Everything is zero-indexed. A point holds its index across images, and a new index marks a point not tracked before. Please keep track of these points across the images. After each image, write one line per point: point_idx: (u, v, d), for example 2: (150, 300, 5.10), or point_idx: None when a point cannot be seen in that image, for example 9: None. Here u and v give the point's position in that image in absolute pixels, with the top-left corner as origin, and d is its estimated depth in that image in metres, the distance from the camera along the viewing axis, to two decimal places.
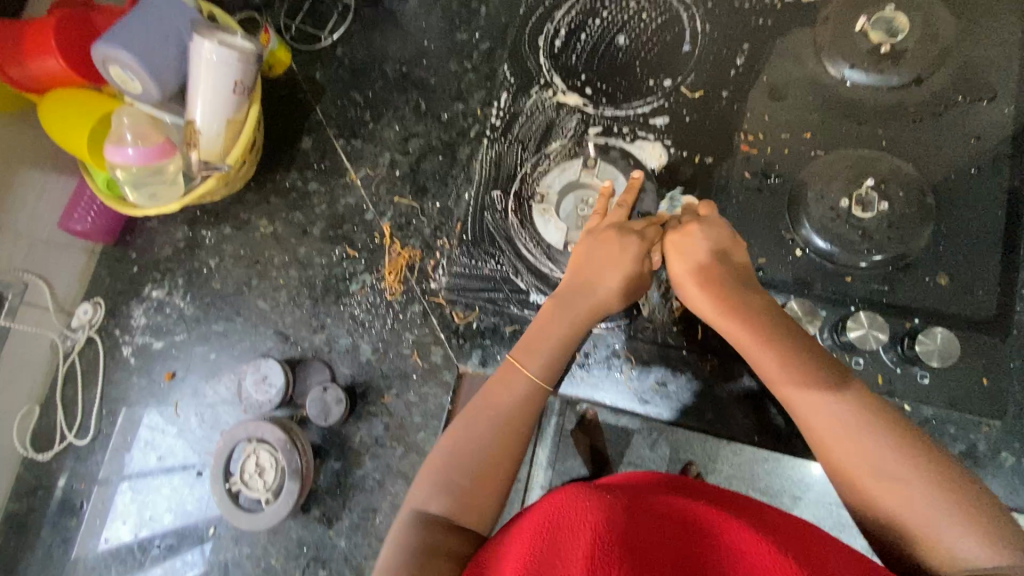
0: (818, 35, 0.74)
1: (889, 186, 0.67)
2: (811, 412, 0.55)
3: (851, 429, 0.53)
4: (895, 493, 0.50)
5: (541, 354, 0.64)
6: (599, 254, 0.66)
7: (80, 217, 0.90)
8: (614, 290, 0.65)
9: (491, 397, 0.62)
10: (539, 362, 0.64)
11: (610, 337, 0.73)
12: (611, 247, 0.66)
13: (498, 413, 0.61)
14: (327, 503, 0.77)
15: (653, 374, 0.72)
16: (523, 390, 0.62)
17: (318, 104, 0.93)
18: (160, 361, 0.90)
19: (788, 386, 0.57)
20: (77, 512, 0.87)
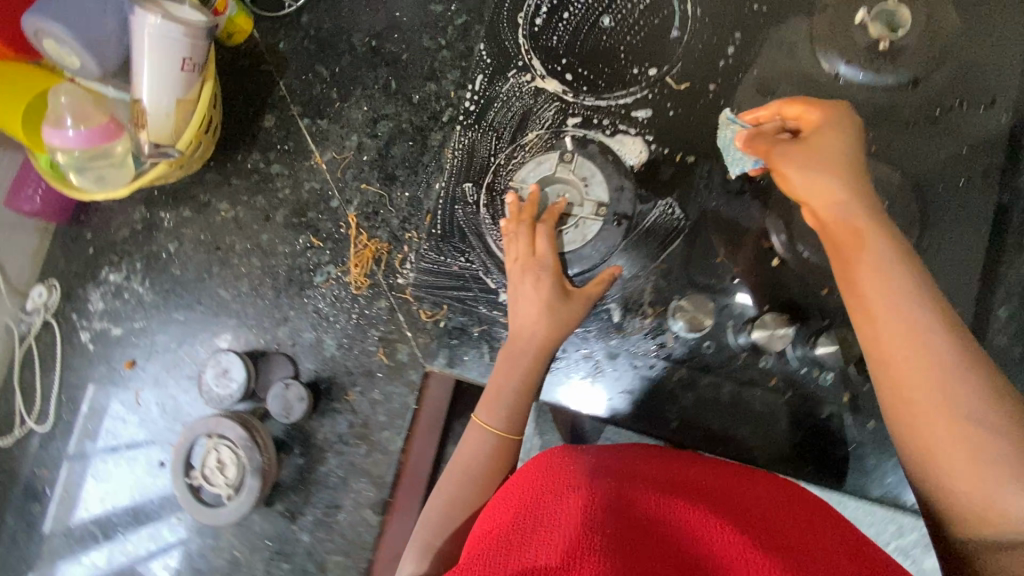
0: (814, 27, 0.69)
1: (874, 196, 0.64)
2: (883, 332, 0.48)
3: (919, 353, 0.46)
4: (954, 429, 0.44)
5: (497, 408, 0.65)
6: (535, 300, 0.67)
7: (28, 195, 0.85)
8: (548, 334, 0.66)
9: (459, 457, 0.65)
10: (499, 416, 0.66)
11: (580, 339, 0.70)
12: (541, 289, 0.67)
13: (467, 472, 0.64)
14: (291, 498, 0.77)
15: (659, 378, 0.68)
16: (487, 445, 0.65)
17: (282, 78, 0.87)
18: (120, 348, 0.87)
19: (877, 303, 0.48)
20: (40, 497, 0.86)
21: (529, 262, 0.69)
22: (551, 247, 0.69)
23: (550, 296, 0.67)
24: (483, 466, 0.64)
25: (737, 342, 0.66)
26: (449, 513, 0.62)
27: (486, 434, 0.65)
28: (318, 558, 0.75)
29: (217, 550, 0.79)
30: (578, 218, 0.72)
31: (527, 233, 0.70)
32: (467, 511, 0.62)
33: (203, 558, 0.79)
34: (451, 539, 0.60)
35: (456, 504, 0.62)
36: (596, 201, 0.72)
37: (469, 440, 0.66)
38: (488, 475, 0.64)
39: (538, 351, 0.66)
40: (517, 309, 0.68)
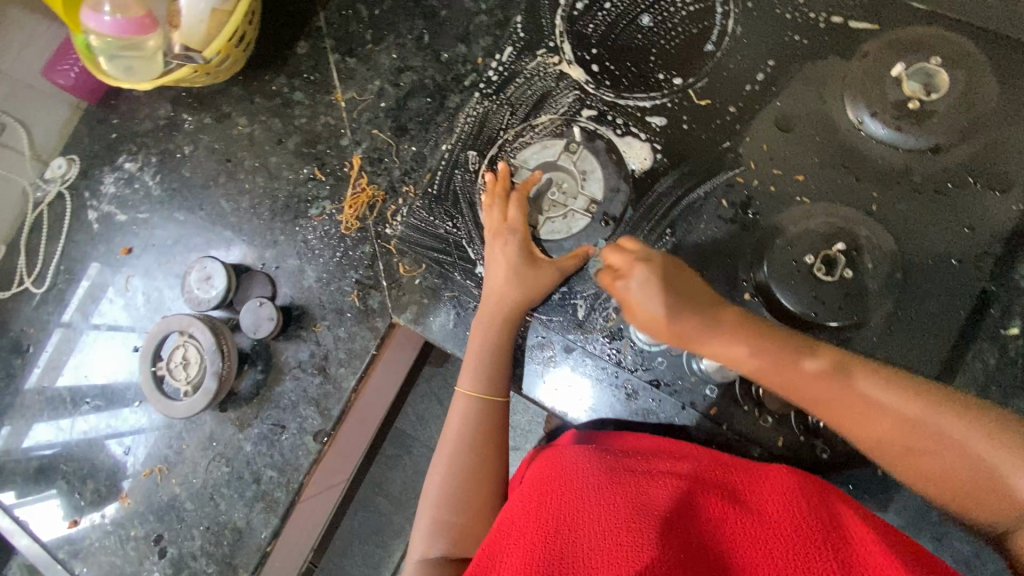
0: (849, 71, 0.67)
1: (861, 255, 0.64)
2: (822, 389, 0.54)
3: (843, 405, 0.53)
4: (922, 450, 0.49)
5: (476, 374, 0.70)
6: (504, 264, 0.71)
7: (65, 70, 0.91)
8: (517, 297, 0.70)
9: (448, 429, 0.70)
10: (470, 375, 0.71)
11: (543, 325, 0.72)
12: (511, 254, 0.71)
13: (452, 442, 0.69)
14: (243, 408, 0.81)
15: (628, 380, 0.69)
16: (467, 412, 0.70)
17: (323, 9, 0.88)
18: (121, 234, 0.92)
19: (781, 381, 0.56)
20: (24, 353, 0.92)
21: (501, 229, 0.73)
22: (523, 216, 0.73)
23: (521, 261, 0.71)
24: (468, 433, 0.69)
25: (689, 367, 0.67)
26: (450, 482, 0.66)
27: (470, 401, 0.70)
28: (254, 469, 0.80)
29: (167, 439, 0.84)
30: (568, 209, 0.73)
31: (499, 205, 0.74)
32: (464, 478, 0.66)
33: (154, 444, 0.84)
34: (455, 512, 0.65)
35: (452, 474, 0.67)
36: (589, 197, 0.72)
37: (456, 411, 0.71)
38: (474, 442, 0.68)
39: (506, 314, 0.71)
40: (489, 275, 0.72)
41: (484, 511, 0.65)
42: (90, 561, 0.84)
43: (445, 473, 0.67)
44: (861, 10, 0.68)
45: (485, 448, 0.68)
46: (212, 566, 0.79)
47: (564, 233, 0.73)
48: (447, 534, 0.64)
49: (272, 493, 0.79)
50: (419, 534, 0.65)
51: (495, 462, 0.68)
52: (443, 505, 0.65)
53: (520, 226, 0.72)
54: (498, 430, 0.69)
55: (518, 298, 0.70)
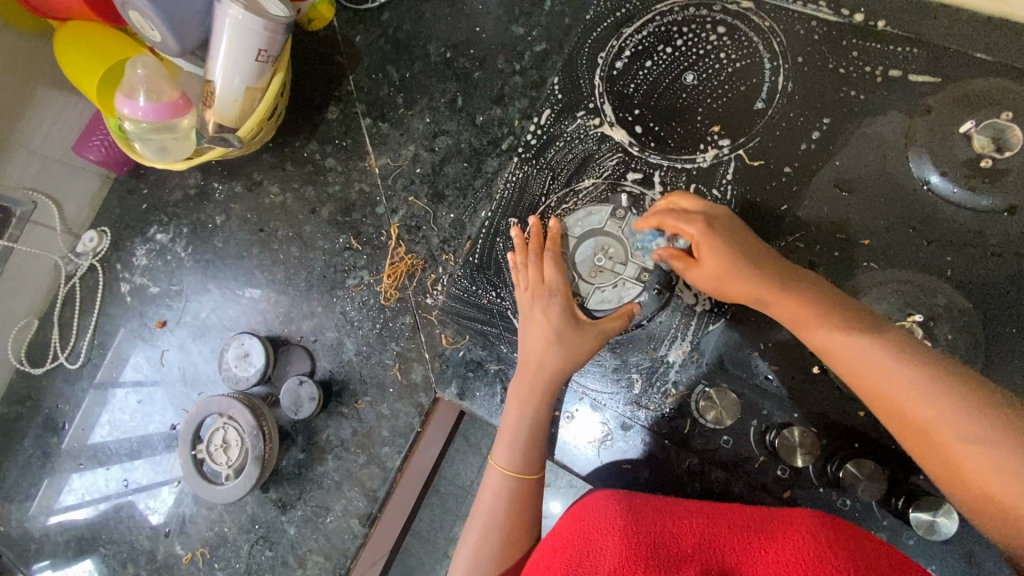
0: (913, 128, 0.64)
1: (938, 325, 0.61)
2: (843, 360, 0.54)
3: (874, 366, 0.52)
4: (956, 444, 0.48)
5: (512, 449, 0.66)
6: (545, 327, 0.67)
7: (94, 145, 0.89)
8: (558, 363, 0.65)
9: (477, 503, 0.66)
10: (509, 452, 0.66)
11: (599, 387, 0.69)
12: (550, 317, 0.67)
13: (479, 518, 0.65)
14: (285, 488, 0.78)
15: (691, 457, 0.66)
16: (499, 486, 0.65)
17: (352, 73, 0.86)
18: (155, 306, 0.90)
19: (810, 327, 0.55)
20: (59, 431, 0.91)
21: (540, 289, 0.69)
22: (562, 276, 0.69)
23: (563, 324, 0.67)
24: (499, 513, 0.64)
25: (758, 444, 0.64)
26: (474, 568, 0.63)
27: (504, 478, 0.65)
28: (299, 553, 0.77)
29: (208, 521, 0.81)
30: (619, 277, 0.70)
31: (535, 262, 0.70)
32: (490, 563, 0.63)
33: (194, 525, 0.82)
34: None
35: (476, 560, 0.63)
36: (641, 264, 0.69)
37: (488, 486, 0.66)
38: (507, 525, 0.64)
39: (548, 384, 0.66)
40: (526, 339, 0.68)
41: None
42: None
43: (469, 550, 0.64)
44: (920, 63, 0.65)
45: (513, 530, 0.64)
46: None
47: (613, 298, 0.70)
48: None
49: None
50: None
51: (523, 545, 0.64)
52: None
53: (560, 284, 0.68)
54: (527, 510, 0.65)
55: (560, 367, 0.66)
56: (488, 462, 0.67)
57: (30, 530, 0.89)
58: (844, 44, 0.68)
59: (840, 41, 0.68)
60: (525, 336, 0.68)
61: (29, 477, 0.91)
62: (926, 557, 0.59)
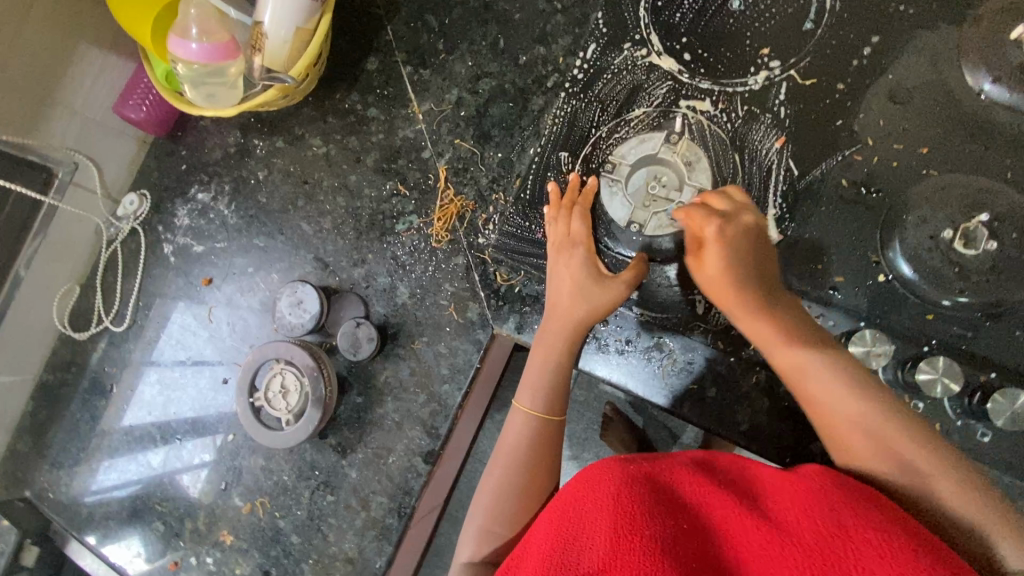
0: (964, 39, 0.65)
1: (1002, 225, 0.61)
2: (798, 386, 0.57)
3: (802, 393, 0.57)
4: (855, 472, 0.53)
5: (535, 390, 0.66)
6: (571, 275, 0.68)
7: (135, 104, 0.88)
8: (585, 312, 0.67)
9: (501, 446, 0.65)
10: (538, 394, 0.66)
11: (653, 327, 0.70)
12: (574, 268, 0.69)
13: (504, 459, 0.64)
14: (344, 433, 0.78)
15: (757, 373, 0.67)
16: (523, 428, 0.65)
17: (390, 23, 0.86)
18: (199, 265, 0.90)
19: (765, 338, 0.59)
20: (107, 394, 0.91)
21: (566, 243, 0.70)
22: (586, 230, 0.71)
23: (586, 275, 0.68)
24: (524, 450, 0.64)
25: None
26: (501, 499, 0.61)
27: (528, 417, 0.65)
28: (362, 496, 0.77)
29: (266, 471, 0.81)
30: (674, 203, 0.71)
31: (564, 217, 0.72)
32: (516, 498, 0.61)
33: (252, 477, 0.82)
34: (503, 525, 0.61)
35: (502, 494, 0.62)
36: (697, 187, 0.70)
37: (511, 427, 0.66)
38: (535, 457, 0.63)
39: (580, 327, 0.67)
40: (554, 288, 0.69)
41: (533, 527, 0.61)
42: None
43: (496, 487, 0.62)
44: None
45: (540, 465, 0.63)
46: None
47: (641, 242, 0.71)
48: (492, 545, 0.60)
49: (384, 519, 0.76)
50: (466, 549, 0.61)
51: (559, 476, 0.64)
52: (492, 517, 0.61)
53: (584, 238, 0.70)
54: (553, 448, 0.64)
55: (585, 315, 0.67)
56: (511, 406, 0.67)
57: (81, 494, 0.89)
58: None
59: None
60: (553, 287, 0.69)
61: (78, 441, 0.90)
62: (1000, 454, 0.60)
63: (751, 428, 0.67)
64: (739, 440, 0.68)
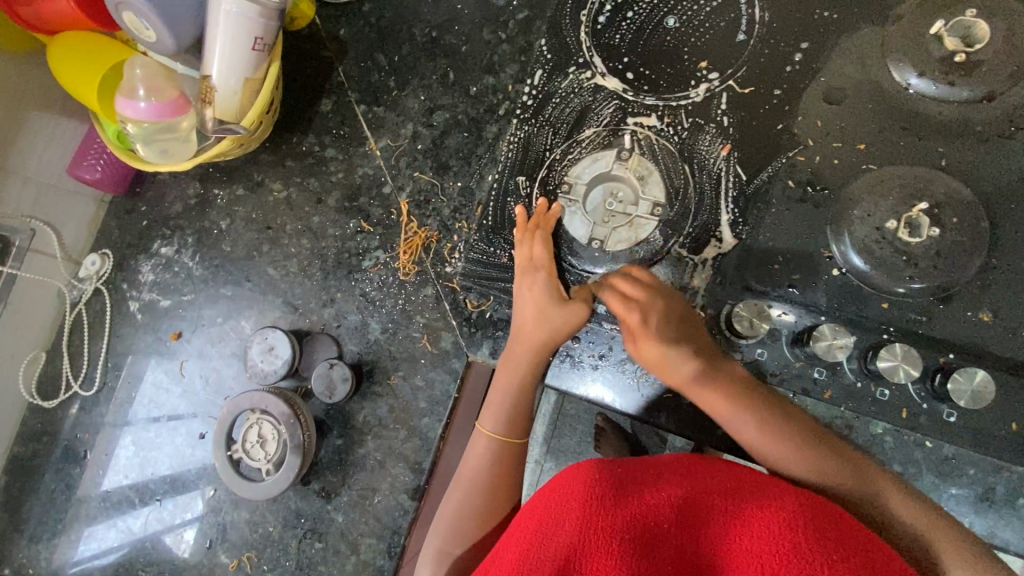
0: (887, 38, 0.68)
1: (943, 211, 0.63)
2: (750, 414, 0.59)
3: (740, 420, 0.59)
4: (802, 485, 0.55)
5: (499, 412, 0.67)
6: (533, 301, 0.69)
7: (90, 164, 0.87)
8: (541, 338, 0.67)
9: (466, 469, 0.66)
10: (504, 419, 0.67)
11: None
12: (535, 292, 0.69)
13: (467, 482, 0.64)
14: (327, 477, 0.77)
15: None
16: (488, 451, 0.65)
17: (340, 64, 0.87)
18: (167, 320, 0.89)
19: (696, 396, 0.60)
20: (80, 461, 0.88)
21: (527, 268, 0.71)
22: (549, 256, 0.71)
23: (546, 299, 0.68)
24: (486, 473, 0.64)
25: (791, 352, 0.65)
26: (461, 519, 0.62)
27: (492, 441, 0.66)
28: (350, 539, 0.76)
29: (251, 524, 0.80)
30: (632, 216, 0.72)
31: (528, 240, 0.73)
32: (475, 522, 0.62)
33: (237, 531, 0.80)
34: (460, 546, 0.61)
35: (463, 516, 0.62)
36: (652, 200, 0.72)
37: (475, 450, 0.66)
38: (495, 479, 0.64)
39: (540, 351, 0.68)
40: (517, 312, 0.70)
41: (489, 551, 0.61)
42: None
43: (456, 508, 0.63)
44: None
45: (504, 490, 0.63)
46: None
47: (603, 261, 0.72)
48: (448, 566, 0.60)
49: (374, 562, 0.75)
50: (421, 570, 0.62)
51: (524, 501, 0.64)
52: (449, 538, 0.61)
53: (545, 261, 0.71)
54: (513, 472, 0.65)
55: (539, 342, 0.67)
56: (476, 428, 0.67)
57: (61, 567, 0.86)
58: None
59: None
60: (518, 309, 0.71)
61: (53, 513, 0.88)
62: (967, 432, 0.61)
63: (728, 431, 0.68)
64: (718, 444, 0.69)
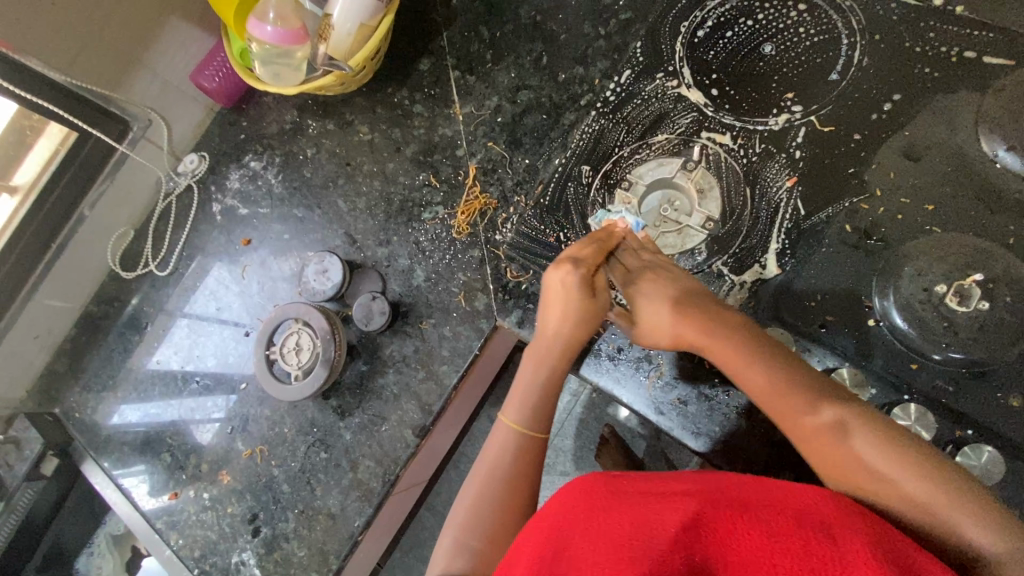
0: (983, 106, 0.68)
1: (997, 287, 0.63)
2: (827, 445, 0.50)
3: (818, 436, 0.50)
4: (885, 482, 0.45)
5: (523, 404, 0.64)
6: (567, 288, 0.66)
7: (209, 74, 0.97)
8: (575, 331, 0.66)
9: (487, 460, 0.62)
10: (527, 416, 0.64)
11: None
12: (571, 279, 0.66)
13: (488, 469, 0.61)
14: (345, 397, 0.84)
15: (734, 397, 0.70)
16: (516, 444, 0.62)
17: (446, 30, 0.94)
18: (241, 226, 0.98)
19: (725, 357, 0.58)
20: (141, 330, 0.99)
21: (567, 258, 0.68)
22: (595, 252, 0.69)
23: (581, 289, 0.66)
24: (507, 466, 0.61)
25: None
26: (479, 511, 0.58)
27: (520, 436, 0.63)
28: (352, 457, 0.82)
29: (269, 422, 0.88)
30: (683, 225, 0.74)
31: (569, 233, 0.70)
32: (497, 511, 0.58)
33: (256, 425, 0.88)
34: (479, 537, 0.57)
35: (481, 505, 0.59)
36: (707, 214, 0.74)
37: (495, 443, 0.63)
38: (512, 472, 0.60)
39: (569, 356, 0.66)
40: (549, 303, 0.68)
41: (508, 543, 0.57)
42: (185, 534, 0.87)
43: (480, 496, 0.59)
44: (994, 46, 0.69)
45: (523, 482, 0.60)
46: (304, 549, 0.81)
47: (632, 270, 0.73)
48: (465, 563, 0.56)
49: (368, 483, 0.81)
50: (441, 554, 0.57)
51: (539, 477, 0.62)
52: (470, 527, 0.57)
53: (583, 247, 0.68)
54: (533, 473, 0.62)
55: (571, 335, 0.66)
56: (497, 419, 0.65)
57: (104, 419, 0.97)
58: (922, 26, 0.71)
59: (917, 23, 0.72)
60: (548, 299, 0.68)
61: (109, 370, 0.99)
62: None
63: (725, 450, 0.70)
64: (714, 461, 0.70)
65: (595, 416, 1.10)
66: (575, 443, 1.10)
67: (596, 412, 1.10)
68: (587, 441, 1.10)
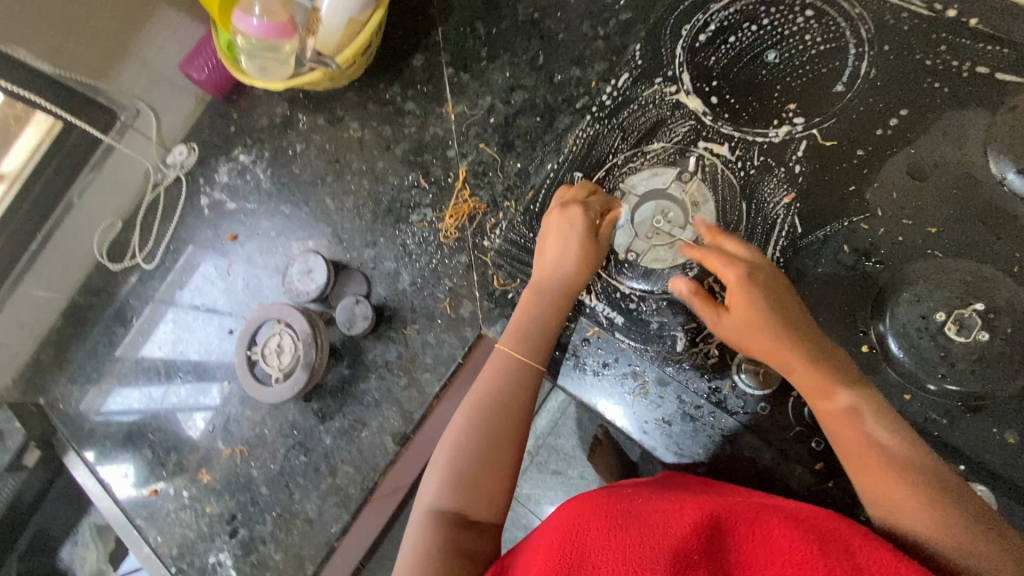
0: (994, 126, 0.65)
1: (998, 317, 0.60)
2: (839, 424, 0.55)
3: (878, 452, 0.52)
4: (926, 504, 0.49)
5: (517, 336, 0.68)
6: (564, 232, 0.69)
7: (199, 65, 0.94)
8: (574, 269, 0.69)
9: (481, 390, 0.65)
10: (525, 346, 0.67)
11: (633, 356, 0.72)
12: (567, 221, 0.69)
13: (481, 399, 0.64)
14: (326, 401, 0.83)
15: (720, 417, 0.68)
16: (514, 374, 0.66)
17: (441, 25, 0.91)
18: (228, 221, 0.96)
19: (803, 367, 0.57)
20: (127, 324, 0.98)
21: (575, 206, 0.70)
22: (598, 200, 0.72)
23: (578, 231, 0.69)
24: (500, 394, 0.64)
25: (794, 415, 0.66)
26: (468, 444, 0.61)
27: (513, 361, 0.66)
28: (331, 462, 0.81)
29: (250, 422, 0.87)
30: (675, 239, 0.72)
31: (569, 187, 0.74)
32: (485, 436, 0.61)
33: (237, 425, 0.87)
34: (471, 465, 0.60)
35: (471, 435, 0.62)
36: (699, 229, 0.71)
37: (490, 368, 0.67)
38: (504, 409, 0.63)
39: (567, 289, 0.69)
40: (547, 245, 0.71)
41: (500, 464, 0.60)
42: (165, 531, 0.87)
43: (471, 426, 0.62)
44: (1009, 61, 0.66)
45: (511, 412, 0.63)
46: (281, 553, 0.81)
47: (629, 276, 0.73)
48: (460, 488, 0.59)
49: (346, 489, 0.80)
50: (435, 477, 0.61)
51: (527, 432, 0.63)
52: (464, 457, 0.60)
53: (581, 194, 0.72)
54: (525, 395, 0.65)
55: (569, 273, 0.69)
56: (494, 350, 0.68)
57: (87, 411, 0.96)
58: (934, 37, 0.68)
59: (929, 34, 0.68)
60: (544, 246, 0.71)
61: (94, 362, 0.98)
62: None
63: (708, 472, 0.68)
64: None
65: (583, 423, 1.09)
66: (563, 450, 1.09)
67: (585, 418, 1.09)
68: (574, 448, 1.09)
